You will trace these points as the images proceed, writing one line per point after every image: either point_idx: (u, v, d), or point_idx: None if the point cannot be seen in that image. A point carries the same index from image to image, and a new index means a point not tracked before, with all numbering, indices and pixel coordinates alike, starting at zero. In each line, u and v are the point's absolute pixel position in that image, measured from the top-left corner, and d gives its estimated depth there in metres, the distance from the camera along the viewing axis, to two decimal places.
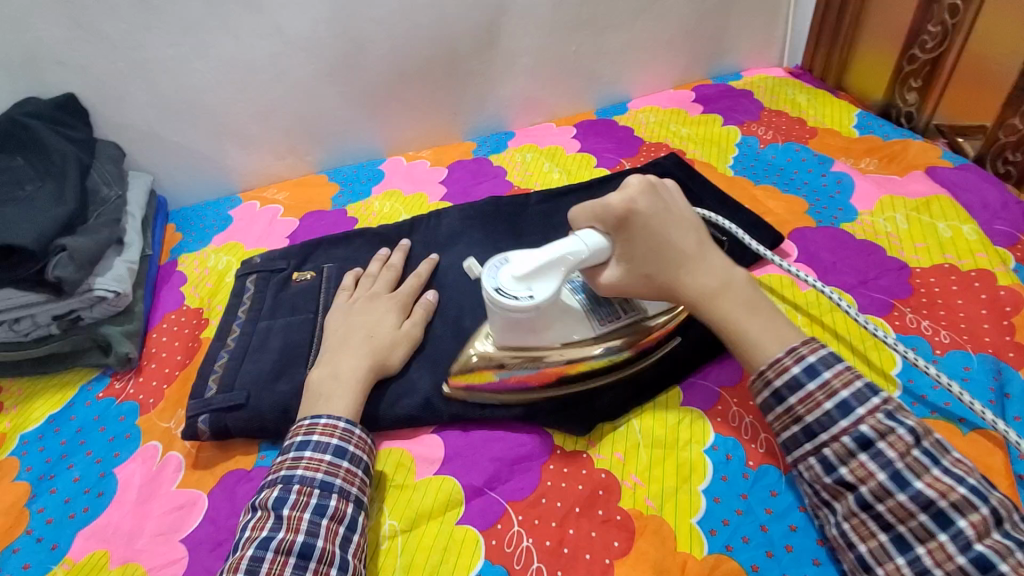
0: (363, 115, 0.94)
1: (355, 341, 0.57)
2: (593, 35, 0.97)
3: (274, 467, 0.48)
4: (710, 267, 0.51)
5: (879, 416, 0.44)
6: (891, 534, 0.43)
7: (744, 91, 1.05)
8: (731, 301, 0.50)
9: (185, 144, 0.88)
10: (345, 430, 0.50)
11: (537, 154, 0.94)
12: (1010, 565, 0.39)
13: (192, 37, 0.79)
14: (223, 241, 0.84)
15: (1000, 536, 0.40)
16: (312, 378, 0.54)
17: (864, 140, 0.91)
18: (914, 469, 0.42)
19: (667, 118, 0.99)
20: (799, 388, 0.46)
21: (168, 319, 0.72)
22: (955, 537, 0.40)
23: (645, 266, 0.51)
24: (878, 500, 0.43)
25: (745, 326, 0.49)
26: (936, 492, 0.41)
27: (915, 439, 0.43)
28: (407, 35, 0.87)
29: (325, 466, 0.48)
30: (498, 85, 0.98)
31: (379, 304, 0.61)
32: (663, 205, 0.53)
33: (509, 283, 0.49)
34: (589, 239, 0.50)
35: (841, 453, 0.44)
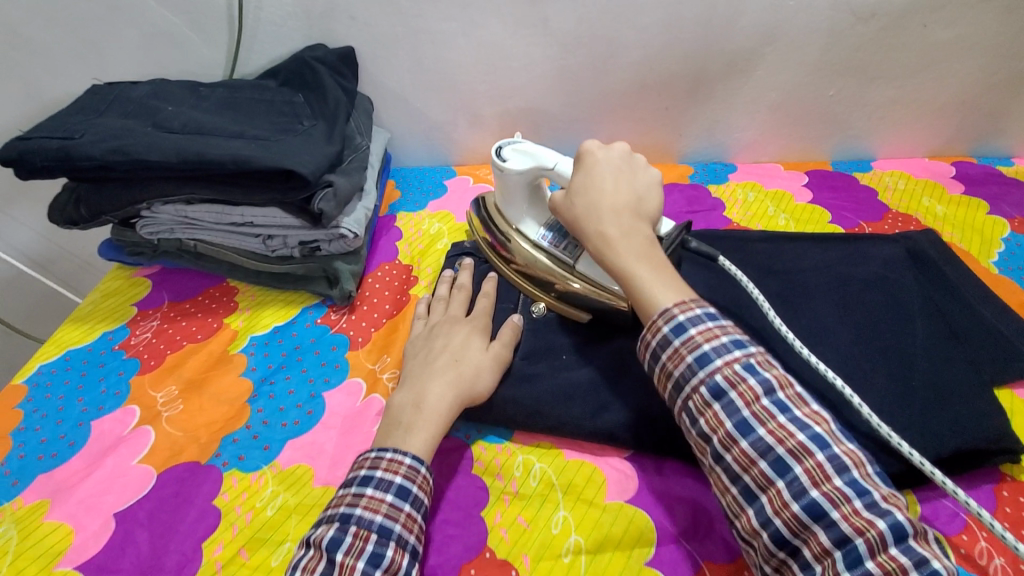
0: (589, 118, 0.94)
1: (440, 366, 0.56)
2: (857, 83, 0.89)
3: (333, 502, 0.46)
4: (626, 219, 0.54)
5: (736, 368, 0.44)
6: (739, 486, 0.43)
7: (1018, 179, 0.90)
8: (621, 246, 0.52)
9: (424, 111, 0.94)
10: (411, 467, 0.47)
11: (760, 194, 0.88)
12: (843, 511, 0.39)
13: (467, 15, 0.83)
14: (437, 209, 0.87)
15: (843, 483, 0.39)
16: (395, 402, 0.53)
17: None
18: (758, 416, 0.42)
19: (919, 188, 0.88)
20: (667, 345, 0.46)
21: (382, 268, 0.76)
22: (790, 485, 0.40)
23: (574, 202, 0.57)
24: (760, 489, 0.41)
25: (627, 268, 0.51)
26: (775, 440, 0.41)
27: (765, 390, 0.43)
28: (663, 48, 0.85)
29: (385, 507, 0.45)
30: (734, 114, 0.93)
31: (458, 328, 0.61)
32: (626, 167, 0.58)
33: (509, 151, 0.66)
34: (561, 166, 0.62)
35: (699, 404, 0.44)
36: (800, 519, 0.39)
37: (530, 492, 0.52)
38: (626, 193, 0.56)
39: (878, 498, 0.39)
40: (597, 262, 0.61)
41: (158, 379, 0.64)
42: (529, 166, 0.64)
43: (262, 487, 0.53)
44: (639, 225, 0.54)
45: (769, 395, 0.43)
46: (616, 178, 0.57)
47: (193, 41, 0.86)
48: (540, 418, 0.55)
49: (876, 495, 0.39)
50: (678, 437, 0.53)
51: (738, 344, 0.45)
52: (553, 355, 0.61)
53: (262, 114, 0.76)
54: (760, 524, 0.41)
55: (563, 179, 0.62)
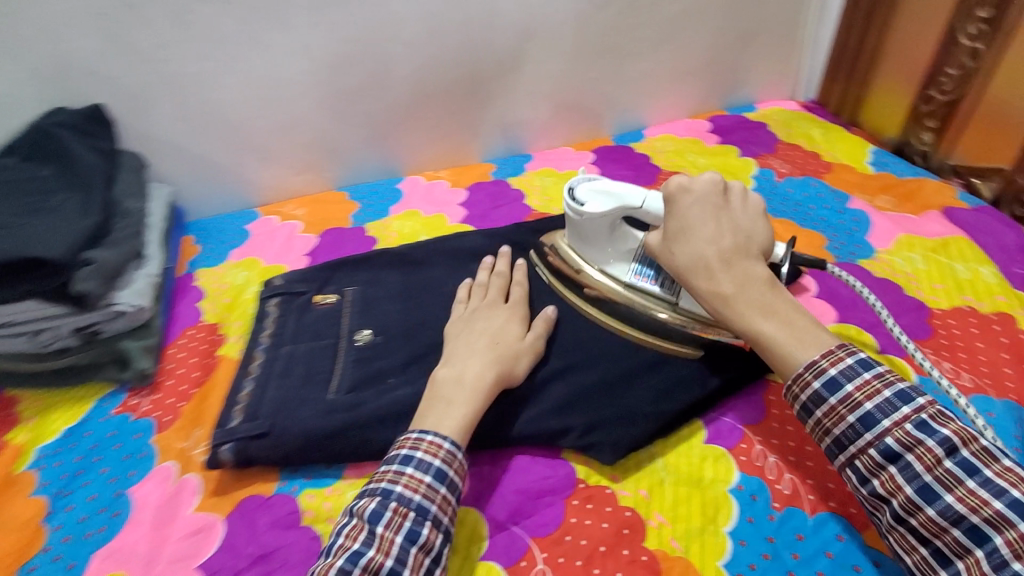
0: (383, 134, 0.94)
1: (482, 348, 0.57)
2: (614, 63, 0.99)
3: (375, 476, 0.48)
4: (738, 267, 0.52)
5: (908, 428, 0.44)
6: (929, 548, 0.43)
7: (758, 123, 1.06)
8: (740, 300, 0.51)
9: (206, 156, 0.88)
10: (449, 452, 0.49)
11: (556, 179, 0.96)
12: (1005, 535, 0.40)
13: (223, 52, 0.79)
14: (241, 257, 0.83)
15: (1002, 506, 0.40)
16: (437, 376, 0.55)
17: (878, 178, 0.92)
18: (929, 469, 0.43)
19: (684, 147, 1.01)
20: (821, 403, 0.46)
21: (185, 335, 0.71)
22: (989, 556, 0.40)
23: (675, 249, 0.55)
24: (955, 554, 0.42)
25: (750, 324, 0.50)
26: (966, 507, 0.41)
27: (945, 450, 0.42)
28: (433, 56, 0.88)
29: (424, 487, 0.47)
30: (519, 107, 0.99)
31: (497, 313, 0.62)
32: (723, 202, 0.55)
33: (584, 191, 0.64)
34: (652, 203, 0.60)
35: (871, 466, 0.45)
36: None
37: None
38: (730, 232, 0.54)
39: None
40: None
41: None
42: (613, 207, 0.62)
43: None
44: (753, 269, 0.52)
45: (950, 453, 0.42)
46: (715, 218, 0.54)
47: None
48: (367, 446, 0.57)
49: None
50: (499, 431, 0.56)
51: (904, 398, 0.45)
52: (382, 380, 0.63)
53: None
54: None
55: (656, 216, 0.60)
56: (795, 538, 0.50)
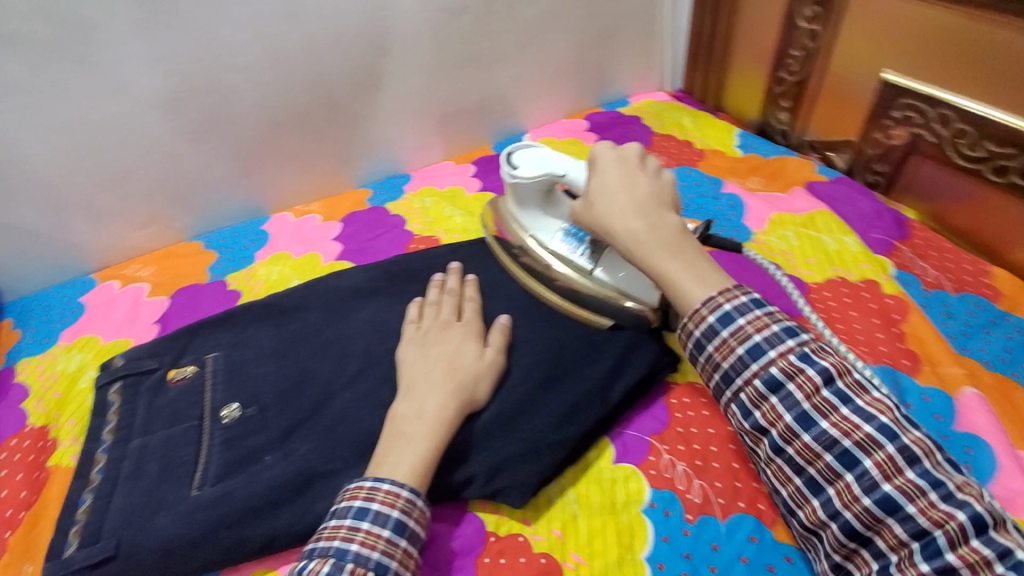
0: (237, 174, 0.85)
1: (440, 378, 0.53)
2: (480, 71, 0.96)
3: (327, 533, 0.45)
4: (650, 212, 0.52)
5: (791, 359, 0.44)
6: (804, 476, 0.45)
7: (632, 116, 1.09)
8: (650, 242, 0.51)
9: (17, 225, 0.75)
10: (408, 501, 0.46)
11: (437, 198, 0.91)
12: (918, 505, 0.40)
13: (14, 102, 0.67)
14: (75, 336, 0.71)
15: (914, 475, 0.41)
16: (397, 412, 0.52)
17: (747, 160, 0.95)
18: (821, 410, 0.43)
19: (563, 148, 1.02)
20: (714, 337, 0.46)
21: (7, 446, 0.61)
22: (860, 478, 0.42)
23: (592, 199, 0.55)
24: (828, 481, 0.43)
25: (658, 267, 0.50)
26: (841, 433, 0.43)
27: (823, 380, 0.44)
28: (279, 84, 0.80)
29: (383, 543, 0.45)
30: (387, 126, 0.93)
31: (451, 333, 0.58)
32: (642, 157, 0.57)
33: (520, 159, 0.62)
34: (574, 173, 0.59)
35: (755, 397, 0.45)
36: (872, 513, 0.41)
37: None
38: (643, 182, 0.54)
39: (953, 489, 0.40)
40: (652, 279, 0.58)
41: None
42: (543, 178, 0.61)
43: None
44: (664, 215, 0.52)
45: (829, 386, 0.43)
46: (633, 171, 0.55)
47: None
48: (243, 545, 0.51)
49: (949, 484, 0.40)
50: None
51: (788, 332, 0.45)
52: (257, 459, 0.56)
53: None
54: (829, 515, 0.43)
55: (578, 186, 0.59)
56: (710, 549, 0.48)
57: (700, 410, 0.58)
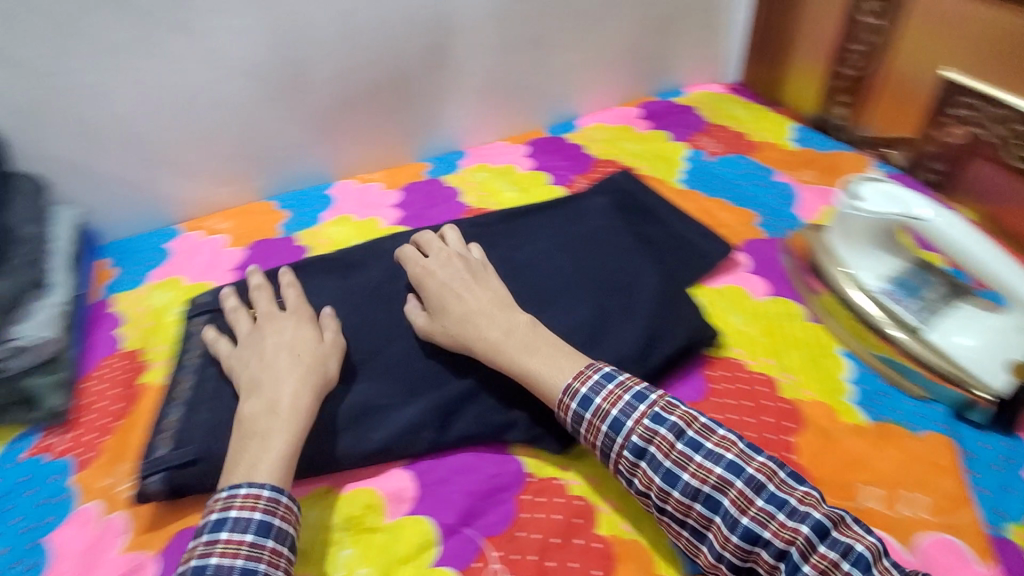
0: (310, 139, 0.91)
1: (283, 366, 0.53)
2: (540, 55, 1.00)
3: (186, 555, 0.44)
4: (506, 317, 0.57)
5: (646, 423, 0.49)
6: (688, 529, 0.47)
7: (687, 107, 1.09)
8: (508, 343, 0.55)
9: (116, 174, 0.82)
10: (271, 499, 0.45)
11: (490, 173, 0.94)
12: (772, 528, 0.44)
13: (119, 60, 0.74)
14: (161, 278, 0.78)
15: (762, 501, 0.45)
16: (244, 413, 0.51)
17: (802, 153, 0.95)
18: (679, 464, 0.47)
19: (616, 135, 1.03)
20: (581, 421, 0.51)
21: (103, 363, 0.67)
22: (724, 518, 0.45)
23: (435, 314, 0.59)
24: (704, 527, 0.46)
25: (523, 363, 0.54)
26: (699, 481, 0.46)
27: (675, 435, 0.47)
28: (353, 58, 0.86)
29: (246, 548, 0.43)
30: (445, 108, 0.98)
31: (283, 323, 0.58)
32: (475, 275, 0.61)
33: (868, 190, 0.63)
34: (939, 225, 0.58)
35: (629, 467, 0.49)
36: (743, 547, 0.44)
37: (309, 543, 0.50)
38: (481, 282, 0.61)
39: (795, 504, 0.44)
40: (967, 343, 0.59)
41: None
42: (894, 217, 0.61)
43: None
44: (514, 317, 0.57)
45: (680, 438, 0.47)
46: (465, 286, 0.60)
47: None
48: (305, 464, 0.53)
49: (792, 501, 0.44)
50: (443, 431, 0.55)
51: (639, 397, 0.50)
52: None
53: None
54: (716, 559, 0.46)
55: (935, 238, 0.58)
56: None
57: (738, 384, 0.61)
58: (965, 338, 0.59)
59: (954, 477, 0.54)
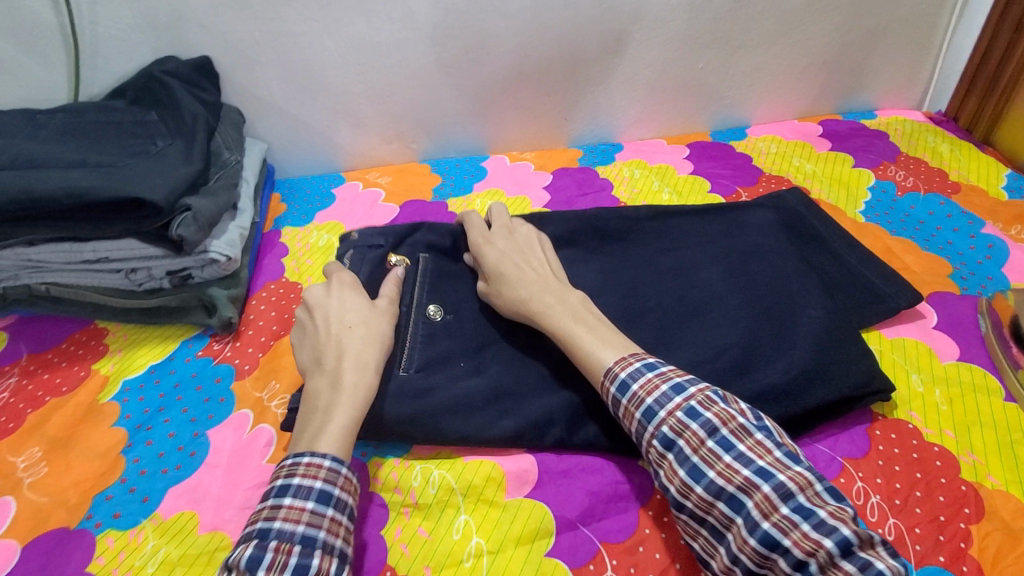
0: (474, 110, 0.92)
1: (337, 339, 0.53)
2: (723, 55, 0.94)
3: (247, 522, 0.43)
4: (559, 288, 0.58)
5: (678, 415, 0.47)
6: (707, 528, 0.44)
7: (878, 132, 0.98)
8: (558, 310, 0.55)
9: (301, 118, 0.89)
10: (330, 470, 0.45)
11: (647, 171, 0.90)
12: (794, 537, 0.41)
13: (327, 14, 0.79)
14: (324, 220, 0.84)
15: (788, 507, 0.42)
16: (311, 388, 0.51)
17: (1014, 205, 0.82)
18: (706, 460, 0.45)
19: (790, 150, 0.95)
20: (619, 404, 0.49)
21: (268, 288, 0.73)
22: (745, 520, 0.42)
23: (489, 273, 0.61)
24: (725, 528, 0.43)
25: (570, 331, 0.54)
26: (724, 479, 0.44)
27: (707, 431, 0.45)
28: (534, 35, 0.85)
29: (307, 515, 0.43)
30: (613, 93, 0.95)
31: (330, 293, 0.58)
32: (533, 249, 0.63)
33: None
34: None
35: (655, 457, 0.47)
36: (759, 552, 0.41)
37: (430, 500, 0.51)
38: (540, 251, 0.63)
39: (822, 515, 0.41)
40: None
41: (18, 443, 0.57)
42: None
43: (142, 543, 0.49)
44: (567, 291, 0.58)
45: (711, 435, 0.45)
46: (526, 258, 0.62)
47: (26, 64, 0.78)
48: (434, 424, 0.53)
49: (821, 513, 0.41)
50: (572, 425, 0.54)
51: (676, 388, 0.48)
52: (450, 363, 0.58)
53: (110, 138, 0.69)
54: (731, 562, 0.43)
55: None
56: None
57: (908, 451, 0.54)
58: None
59: None
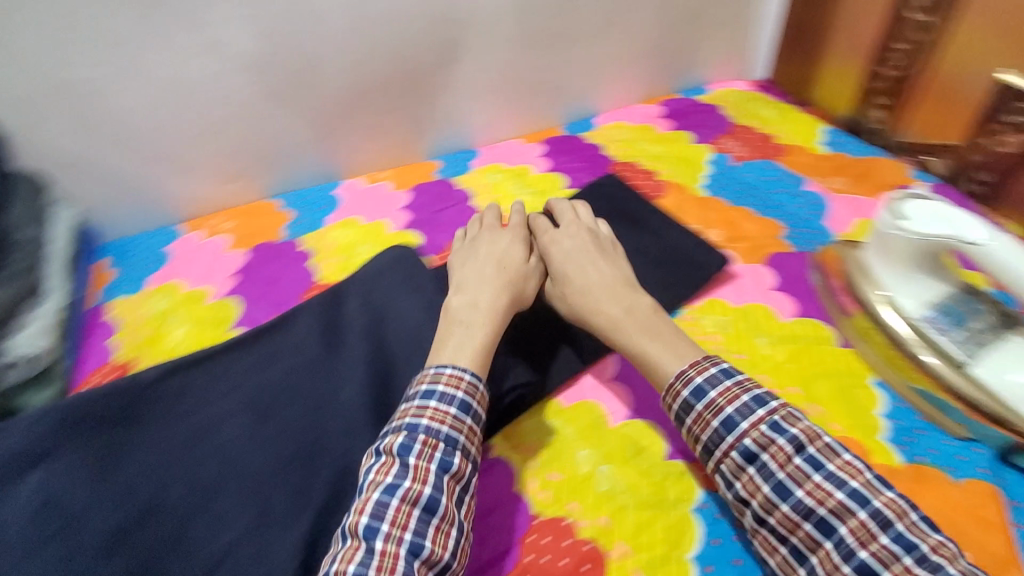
0: (316, 138, 0.87)
1: (491, 273, 0.62)
2: (559, 50, 0.95)
3: (398, 413, 0.50)
4: (614, 273, 0.62)
5: (762, 429, 0.47)
6: (787, 546, 0.45)
7: (711, 105, 1.04)
8: (629, 325, 0.56)
9: (116, 172, 0.78)
10: (471, 382, 0.51)
11: (504, 175, 0.90)
12: (850, 525, 0.43)
13: (122, 53, 0.70)
14: (161, 282, 0.75)
15: (843, 496, 0.43)
16: (451, 303, 0.59)
17: (833, 158, 0.89)
18: (794, 477, 0.45)
19: (635, 135, 0.98)
20: (699, 418, 0.49)
21: (95, 373, 0.65)
22: (838, 546, 0.43)
23: (565, 286, 0.62)
24: (767, 512, 0.45)
25: (581, 300, 0.60)
26: (846, 477, 0.44)
27: (795, 447, 0.46)
28: (364, 52, 0.82)
29: (450, 420, 0.49)
30: (460, 101, 0.93)
31: (498, 237, 0.67)
32: (602, 241, 0.66)
33: (915, 209, 0.56)
34: (997, 249, 0.51)
35: (733, 469, 0.47)
36: None
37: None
38: (606, 257, 0.63)
39: (878, 508, 0.42)
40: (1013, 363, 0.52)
41: None
42: (943, 237, 0.54)
43: None
44: (590, 265, 0.62)
45: (800, 452, 0.45)
46: (594, 248, 0.64)
47: None
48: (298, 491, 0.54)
49: (877, 503, 0.43)
50: None
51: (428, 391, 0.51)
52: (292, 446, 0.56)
53: None
54: None
55: (988, 262, 0.52)
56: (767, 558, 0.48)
57: None
58: (1017, 375, 0.52)
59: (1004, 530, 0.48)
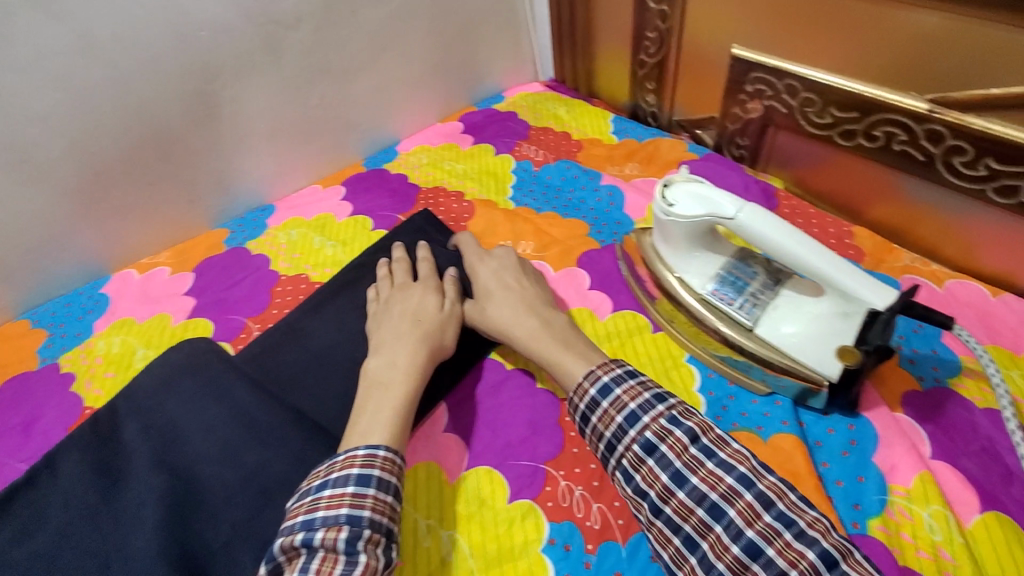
0: (58, 234, 0.74)
1: (407, 329, 0.59)
2: (335, 85, 0.88)
3: (291, 513, 0.44)
4: (530, 294, 0.62)
5: (662, 422, 0.46)
6: (680, 536, 0.43)
7: (508, 113, 1.04)
8: (544, 337, 0.56)
9: None
10: (368, 455, 0.46)
11: (304, 228, 0.83)
12: (738, 508, 0.42)
13: None
14: None
15: (733, 480, 0.43)
16: (369, 367, 0.56)
17: (623, 145, 0.93)
18: (690, 466, 0.44)
19: (439, 156, 0.96)
20: (597, 408, 0.49)
21: None
22: (727, 528, 0.41)
23: (488, 313, 0.61)
24: (664, 502, 0.44)
25: (502, 327, 0.59)
26: (734, 462, 0.43)
27: (691, 438, 0.45)
28: (89, 128, 0.71)
29: (348, 500, 0.43)
30: (234, 159, 0.84)
31: (412, 291, 0.64)
32: (524, 266, 0.66)
33: (679, 191, 0.59)
34: (744, 218, 0.54)
35: (633, 462, 0.46)
36: (740, 560, 0.40)
37: None
38: (532, 277, 0.65)
39: (763, 489, 0.42)
40: (788, 316, 0.56)
41: None
42: (704, 215, 0.57)
43: None
44: (513, 293, 0.62)
45: (695, 442, 0.44)
46: (519, 277, 0.64)
47: None
48: None
49: (762, 486, 0.42)
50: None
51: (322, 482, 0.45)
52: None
53: None
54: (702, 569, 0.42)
55: (742, 232, 0.54)
56: None
57: None
58: (790, 327, 0.55)
59: (812, 477, 0.52)
